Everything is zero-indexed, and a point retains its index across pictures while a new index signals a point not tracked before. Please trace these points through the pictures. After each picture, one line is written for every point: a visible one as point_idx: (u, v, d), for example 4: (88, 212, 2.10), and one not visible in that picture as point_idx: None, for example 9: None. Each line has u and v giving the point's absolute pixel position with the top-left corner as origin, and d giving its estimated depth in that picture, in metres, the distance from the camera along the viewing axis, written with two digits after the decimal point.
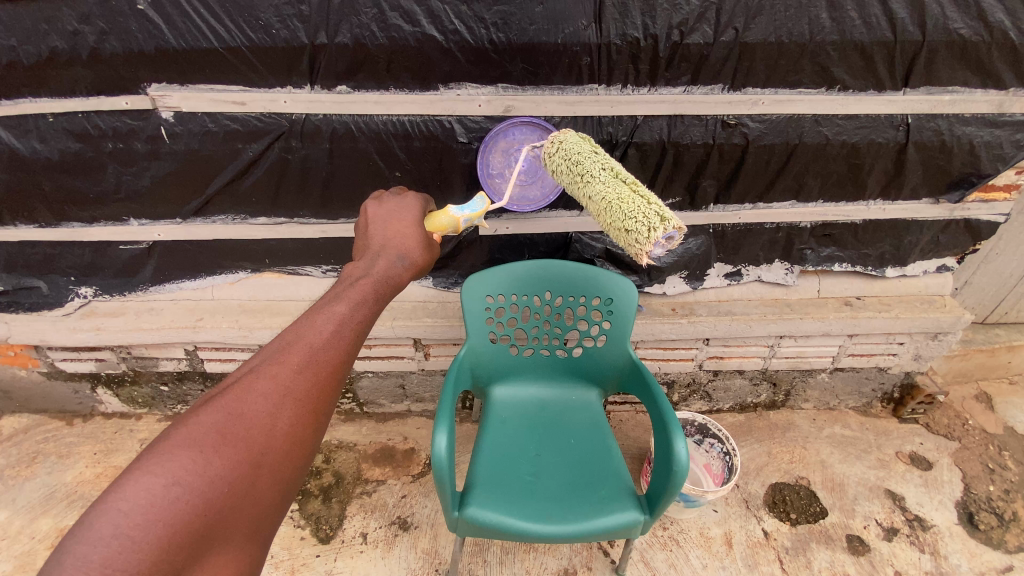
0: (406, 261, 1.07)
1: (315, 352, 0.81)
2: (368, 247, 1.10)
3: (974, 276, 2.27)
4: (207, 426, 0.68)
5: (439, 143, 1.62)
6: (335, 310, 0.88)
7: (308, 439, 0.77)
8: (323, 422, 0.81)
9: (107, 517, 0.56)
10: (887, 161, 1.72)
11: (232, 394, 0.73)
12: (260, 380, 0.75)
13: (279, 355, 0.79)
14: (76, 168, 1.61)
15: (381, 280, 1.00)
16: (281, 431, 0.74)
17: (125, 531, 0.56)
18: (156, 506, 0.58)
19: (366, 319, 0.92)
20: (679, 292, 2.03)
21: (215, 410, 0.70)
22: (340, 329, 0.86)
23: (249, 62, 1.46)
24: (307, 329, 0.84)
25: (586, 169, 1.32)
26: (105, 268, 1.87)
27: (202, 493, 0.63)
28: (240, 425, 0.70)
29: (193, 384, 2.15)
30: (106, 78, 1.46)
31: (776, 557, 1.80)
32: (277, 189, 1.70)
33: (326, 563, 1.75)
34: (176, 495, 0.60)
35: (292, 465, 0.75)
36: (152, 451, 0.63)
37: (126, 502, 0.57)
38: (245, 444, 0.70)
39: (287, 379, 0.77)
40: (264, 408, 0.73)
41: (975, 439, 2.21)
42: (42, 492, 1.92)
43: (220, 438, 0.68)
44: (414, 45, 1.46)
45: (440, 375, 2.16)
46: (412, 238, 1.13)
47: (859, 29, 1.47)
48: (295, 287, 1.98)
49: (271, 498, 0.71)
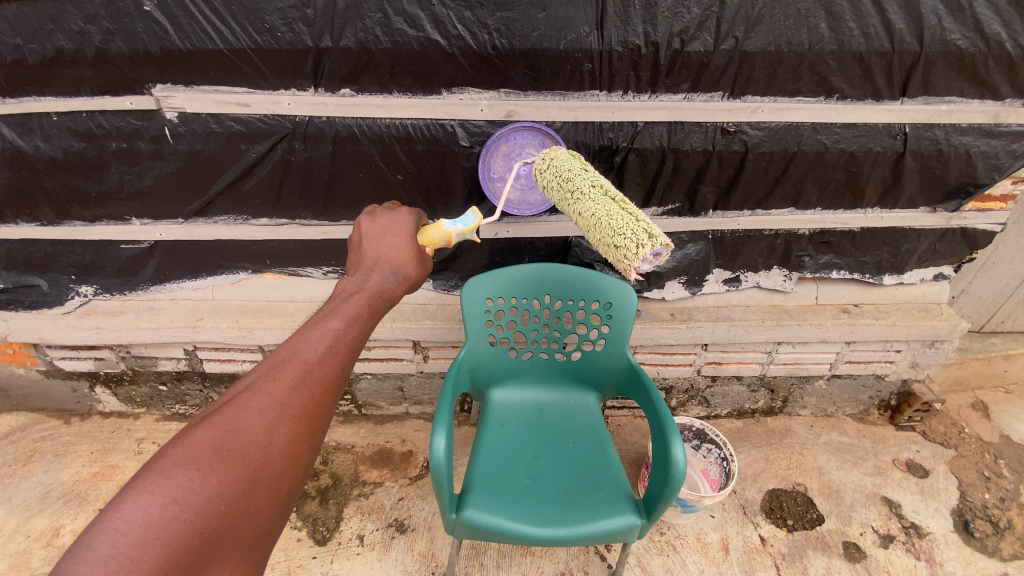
0: (400, 276, 1.09)
1: (311, 368, 0.82)
2: (361, 260, 1.11)
3: (971, 285, 2.28)
4: (203, 444, 0.69)
5: (441, 147, 1.63)
6: (330, 326, 0.89)
7: (304, 454, 0.78)
8: (319, 437, 0.81)
9: (105, 537, 0.56)
10: (884, 169, 1.74)
11: (228, 411, 0.74)
12: (255, 396, 0.76)
13: (275, 371, 0.80)
14: (79, 167, 1.62)
15: (377, 294, 1.01)
16: (277, 447, 0.74)
17: (122, 551, 0.56)
18: (153, 526, 0.59)
19: (360, 334, 0.93)
20: (677, 297, 2.04)
21: (211, 427, 0.71)
22: (335, 344, 0.87)
23: (254, 64, 1.47)
24: (302, 345, 0.85)
25: (577, 185, 1.33)
26: (105, 267, 1.88)
27: (198, 511, 0.63)
28: (236, 442, 0.71)
29: (191, 384, 2.15)
30: (111, 78, 1.47)
31: (773, 563, 1.80)
32: (279, 190, 1.70)
33: (322, 565, 1.74)
34: (174, 513, 0.61)
35: (289, 481, 0.75)
36: (149, 469, 0.64)
37: (124, 521, 0.58)
38: (241, 461, 0.70)
39: (282, 395, 0.78)
40: (260, 424, 0.74)
41: (971, 447, 2.22)
42: (38, 491, 1.91)
43: (216, 455, 0.69)
44: (418, 49, 1.47)
45: (439, 378, 2.17)
46: (406, 252, 1.14)
47: (858, 39, 1.49)
48: (295, 288, 1.99)
49: (268, 514, 0.72)
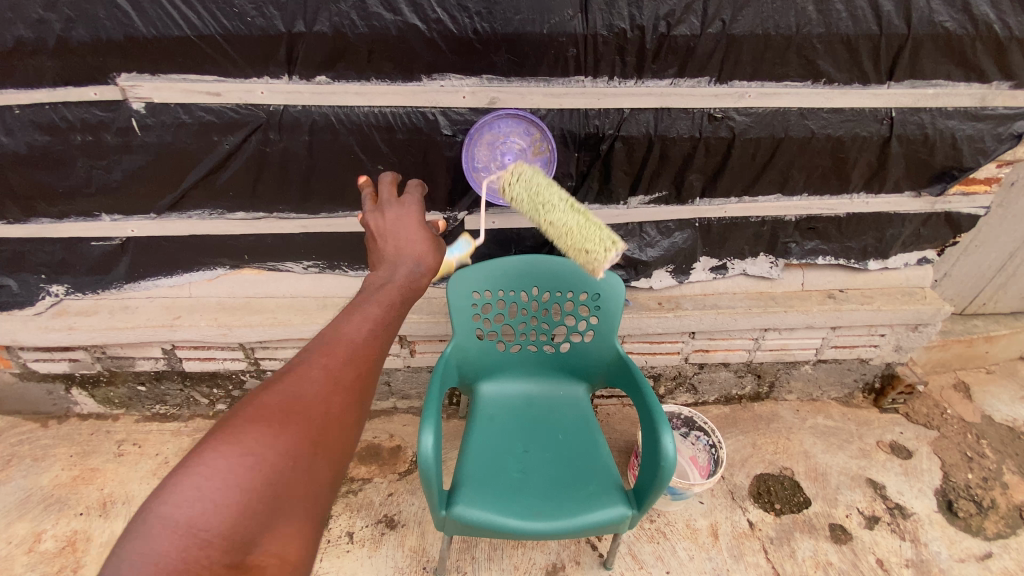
0: (423, 266, 1.02)
1: (367, 338, 0.79)
2: (382, 254, 1.04)
3: (953, 268, 2.31)
4: (274, 401, 0.66)
5: (423, 135, 1.59)
6: (377, 303, 0.86)
7: (365, 424, 0.74)
8: (378, 409, 0.77)
9: (189, 481, 0.55)
10: (871, 154, 1.73)
11: (292, 375, 0.71)
12: (313, 368, 0.71)
13: (331, 340, 0.77)
14: (43, 162, 1.54)
15: (409, 282, 0.97)
16: (338, 413, 0.71)
17: (207, 496, 0.55)
18: (231, 475, 0.57)
19: (401, 315, 0.89)
20: (665, 286, 2.02)
21: (278, 388, 0.68)
22: (383, 321, 0.84)
23: (224, 51, 1.41)
24: (354, 319, 0.81)
25: (540, 195, 1.32)
26: (77, 265, 1.81)
27: (272, 466, 0.61)
28: (299, 410, 0.67)
29: (171, 384, 2.10)
30: (73, 67, 1.40)
31: (762, 547, 1.82)
32: (255, 183, 1.65)
33: (312, 564, 1.72)
34: (250, 465, 0.59)
35: (351, 448, 0.72)
36: (225, 422, 0.62)
37: (206, 468, 0.56)
38: (308, 422, 0.67)
39: (343, 363, 0.74)
40: (323, 388, 0.71)
41: (953, 428, 2.26)
42: (16, 496, 1.86)
43: (286, 413, 0.66)
44: (395, 34, 1.42)
45: (427, 372, 2.14)
46: (427, 240, 1.06)
47: (846, 22, 1.47)
48: (275, 284, 1.94)
49: (335, 478, 0.68)
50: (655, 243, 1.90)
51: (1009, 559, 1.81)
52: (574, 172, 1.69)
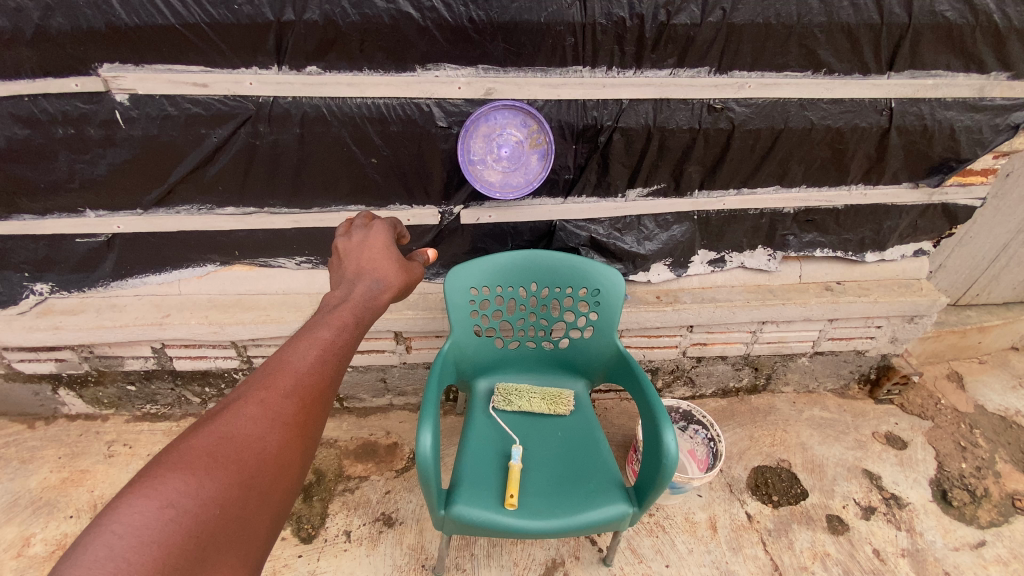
0: (382, 283, 1.02)
1: (303, 376, 0.77)
2: (341, 274, 1.04)
3: (949, 260, 2.31)
4: (198, 450, 0.64)
5: (417, 128, 1.55)
6: (319, 335, 0.84)
7: (297, 462, 0.72)
8: (312, 447, 0.75)
9: (101, 540, 0.52)
10: (870, 145, 1.72)
11: (219, 419, 0.69)
12: (248, 404, 0.71)
13: (264, 381, 0.75)
14: (23, 156, 1.49)
15: (360, 305, 0.95)
16: (270, 454, 0.69)
17: (120, 554, 0.52)
18: (150, 529, 0.54)
19: (348, 344, 0.87)
20: (663, 280, 2.00)
21: (204, 434, 0.66)
22: (324, 354, 0.82)
23: (210, 41, 1.37)
24: (294, 352, 0.81)
25: None
26: (61, 263, 1.76)
27: (195, 516, 0.58)
28: (229, 448, 0.66)
29: (162, 383, 2.06)
30: (54, 58, 1.35)
31: (760, 539, 1.82)
32: (244, 178, 1.60)
33: (309, 563, 1.70)
34: (169, 517, 0.56)
35: (284, 486, 0.69)
36: (143, 475, 0.59)
37: (121, 524, 0.53)
38: (236, 466, 0.65)
39: (274, 404, 0.73)
40: (252, 431, 0.69)
41: (947, 418, 2.27)
42: (5, 499, 1.81)
43: (211, 460, 0.63)
44: (389, 23, 1.38)
45: (423, 368, 2.12)
46: (388, 262, 1.08)
47: (847, 11, 1.46)
48: (267, 280, 1.89)
49: (264, 524, 0.65)
50: (653, 236, 1.88)
51: (1003, 547, 1.82)
52: (571, 165, 1.67)
